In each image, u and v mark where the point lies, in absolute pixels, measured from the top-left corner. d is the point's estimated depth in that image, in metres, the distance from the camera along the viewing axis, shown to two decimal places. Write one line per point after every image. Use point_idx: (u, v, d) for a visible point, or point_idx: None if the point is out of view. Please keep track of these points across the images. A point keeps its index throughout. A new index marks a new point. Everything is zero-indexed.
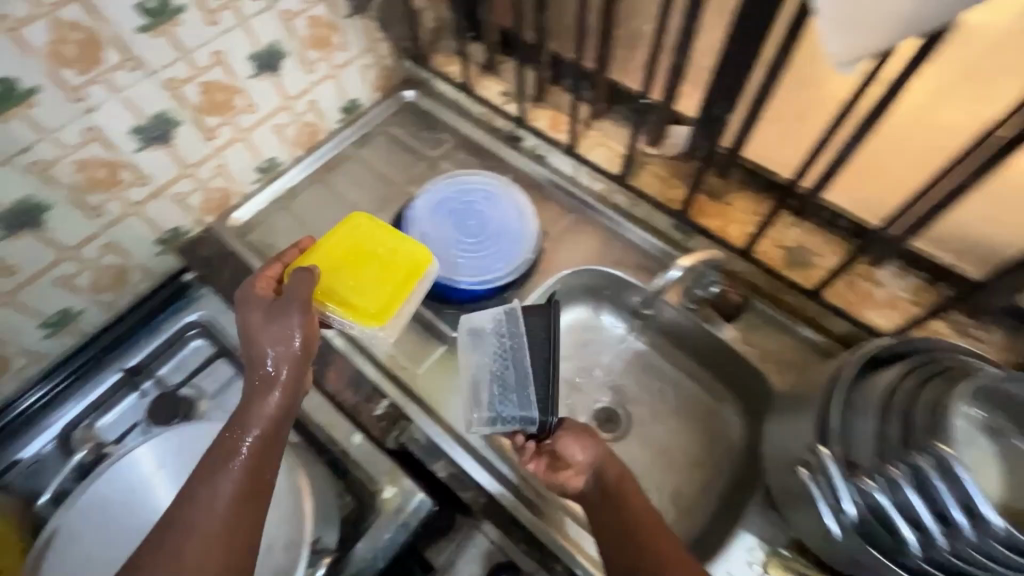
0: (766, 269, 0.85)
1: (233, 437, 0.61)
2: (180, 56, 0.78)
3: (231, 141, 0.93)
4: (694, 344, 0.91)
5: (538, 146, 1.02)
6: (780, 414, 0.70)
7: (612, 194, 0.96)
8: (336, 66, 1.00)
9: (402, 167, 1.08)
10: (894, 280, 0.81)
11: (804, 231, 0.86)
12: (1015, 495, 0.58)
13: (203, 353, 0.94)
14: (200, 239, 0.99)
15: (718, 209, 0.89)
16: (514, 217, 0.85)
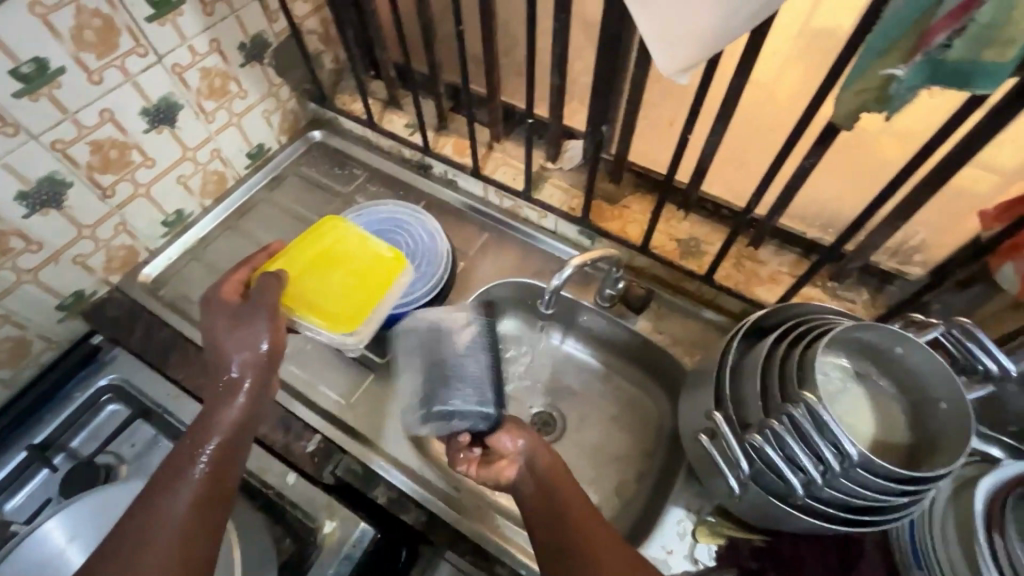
0: (664, 262, 0.92)
1: (197, 443, 0.61)
2: (64, 117, 0.77)
3: (131, 196, 0.92)
4: (612, 339, 0.99)
5: (447, 171, 1.06)
6: (687, 390, 0.76)
7: (521, 209, 1.02)
8: (237, 113, 1.02)
9: (316, 205, 1.10)
10: (774, 257, 0.90)
11: (693, 224, 0.93)
12: (885, 431, 0.68)
13: (120, 417, 0.90)
14: (107, 300, 0.96)
15: (617, 213, 0.96)
16: (425, 238, 0.88)
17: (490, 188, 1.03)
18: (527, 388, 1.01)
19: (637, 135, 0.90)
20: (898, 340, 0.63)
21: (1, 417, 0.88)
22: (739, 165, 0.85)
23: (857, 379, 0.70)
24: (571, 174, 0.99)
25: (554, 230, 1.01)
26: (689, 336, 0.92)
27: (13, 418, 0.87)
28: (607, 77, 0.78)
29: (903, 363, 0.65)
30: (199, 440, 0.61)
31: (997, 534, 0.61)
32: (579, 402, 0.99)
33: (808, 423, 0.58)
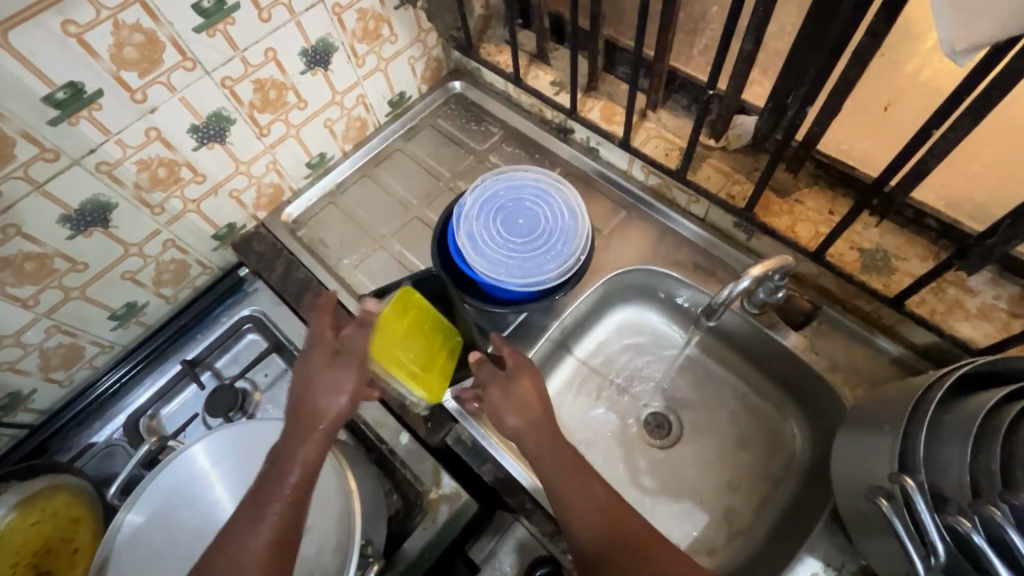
0: (841, 274, 0.77)
1: (276, 481, 0.59)
2: (234, 55, 0.78)
3: (283, 137, 0.94)
4: (753, 350, 0.87)
5: (588, 138, 0.98)
6: (852, 432, 0.65)
7: (670, 190, 0.90)
8: (385, 58, 0.99)
9: (450, 161, 1.06)
10: (989, 288, 0.73)
11: (885, 232, 0.78)
12: None
13: (257, 347, 0.97)
14: (253, 235, 1.01)
15: (785, 207, 0.82)
16: (564, 217, 0.81)
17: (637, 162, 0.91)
18: (645, 385, 0.93)
19: (836, 121, 0.80)
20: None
21: (161, 331, 0.97)
22: (961, 184, 0.73)
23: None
24: (738, 157, 0.85)
25: (703, 218, 0.89)
26: (855, 366, 0.78)
27: (172, 333, 0.97)
28: (822, 45, 0.63)
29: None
30: (275, 481, 0.59)
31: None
32: (702, 411, 0.90)
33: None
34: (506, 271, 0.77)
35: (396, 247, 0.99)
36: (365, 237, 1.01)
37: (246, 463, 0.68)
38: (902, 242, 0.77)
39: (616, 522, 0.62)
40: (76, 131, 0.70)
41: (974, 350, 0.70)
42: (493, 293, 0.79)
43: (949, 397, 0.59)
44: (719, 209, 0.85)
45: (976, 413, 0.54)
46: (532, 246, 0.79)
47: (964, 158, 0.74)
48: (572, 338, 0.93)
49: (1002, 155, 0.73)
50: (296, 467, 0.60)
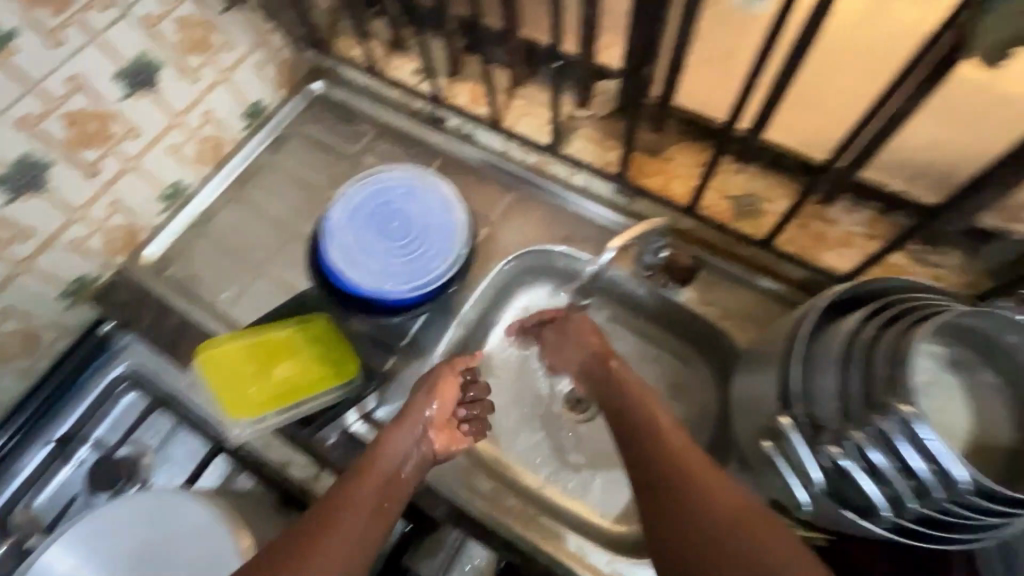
0: (716, 225, 0.80)
1: (352, 508, 0.60)
2: (25, 89, 0.68)
3: (118, 173, 0.84)
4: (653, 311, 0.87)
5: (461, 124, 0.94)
6: (744, 376, 0.66)
7: (549, 164, 0.84)
8: (225, 69, 0.90)
9: (324, 168, 0.99)
10: (848, 216, 0.75)
11: (752, 179, 0.80)
12: (981, 432, 0.60)
13: (138, 408, 0.88)
14: (111, 285, 0.90)
15: (659, 166, 0.83)
16: (439, 211, 0.75)
17: (514, 144, 0.83)
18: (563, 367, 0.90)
19: (691, 69, 0.74)
20: (996, 320, 0.57)
21: (16, 414, 0.86)
22: (818, 108, 0.69)
23: (950, 363, 0.62)
24: (607, 122, 0.84)
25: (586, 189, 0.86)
26: (744, 309, 0.81)
27: (40, 407, 0.86)
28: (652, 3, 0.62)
29: (999, 342, 0.59)
30: (360, 495, 0.61)
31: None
32: None
33: (921, 425, 0.49)
34: (391, 277, 0.71)
35: (276, 270, 0.93)
36: (242, 267, 0.93)
37: (120, 540, 0.67)
38: (768, 182, 0.79)
39: (667, 461, 0.62)
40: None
41: (837, 277, 0.75)
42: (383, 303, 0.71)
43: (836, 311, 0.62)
44: (599, 178, 0.84)
45: (841, 336, 0.59)
46: (412, 246, 0.73)
47: (812, 78, 0.67)
48: (474, 337, 0.84)
49: (845, 54, 0.64)
50: (368, 487, 0.62)
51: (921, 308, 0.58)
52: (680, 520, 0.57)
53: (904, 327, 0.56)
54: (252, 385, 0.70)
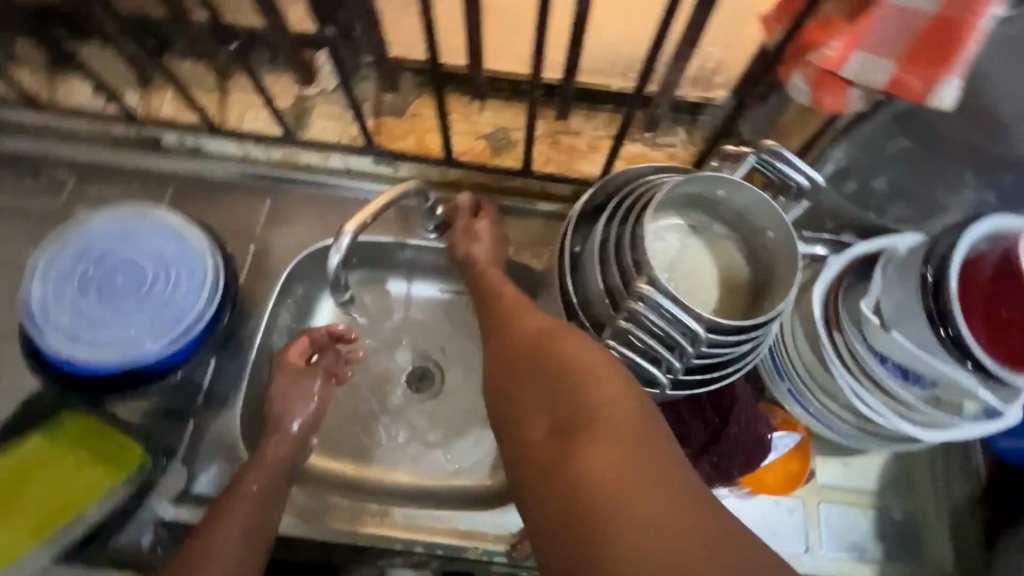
0: (479, 167, 0.72)
1: (245, 496, 0.56)
2: None
3: None
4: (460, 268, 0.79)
5: (183, 138, 0.75)
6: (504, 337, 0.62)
7: (297, 154, 0.75)
8: None
9: (17, 238, 0.73)
10: (587, 122, 0.74)
11: (495, 110, 0.73)
12: (728, 276, 0.60)
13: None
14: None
15: (406, 125, 0.73)
16: (172, 239, 0.61)
17: (249, 143, 0.74)
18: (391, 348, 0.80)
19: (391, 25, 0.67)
20: (717, 184, 0.55)
21: None
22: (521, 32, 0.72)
23: (693, 233, 0.60)
24: (339, 94, 0.74)
25: (347, 168, 0.76)
26: (538, 239, 0.75)
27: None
28: None
29: (729, 205, 0.57)
30: (240, 502, 0.55)
31: (835, 330, 0.58)
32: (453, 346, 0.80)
33: (664, 300, 0.47)
34: (111, 350, 0.57)
35: None
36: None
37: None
38: (509, 110, 0.73)
39: (513, 321, 0.51)
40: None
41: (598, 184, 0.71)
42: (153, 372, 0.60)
43: (576, 234, 0.58)
44: (353, 154, 0.74)
45: (567, 255, 0.56)
46: (140, 300, 0.59)
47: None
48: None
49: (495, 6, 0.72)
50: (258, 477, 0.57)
51: (644, 195, 0.55)
52: (502, 341, 0.50)
53: (626, 228, 0.52)
54: (16, 537, 0.52)
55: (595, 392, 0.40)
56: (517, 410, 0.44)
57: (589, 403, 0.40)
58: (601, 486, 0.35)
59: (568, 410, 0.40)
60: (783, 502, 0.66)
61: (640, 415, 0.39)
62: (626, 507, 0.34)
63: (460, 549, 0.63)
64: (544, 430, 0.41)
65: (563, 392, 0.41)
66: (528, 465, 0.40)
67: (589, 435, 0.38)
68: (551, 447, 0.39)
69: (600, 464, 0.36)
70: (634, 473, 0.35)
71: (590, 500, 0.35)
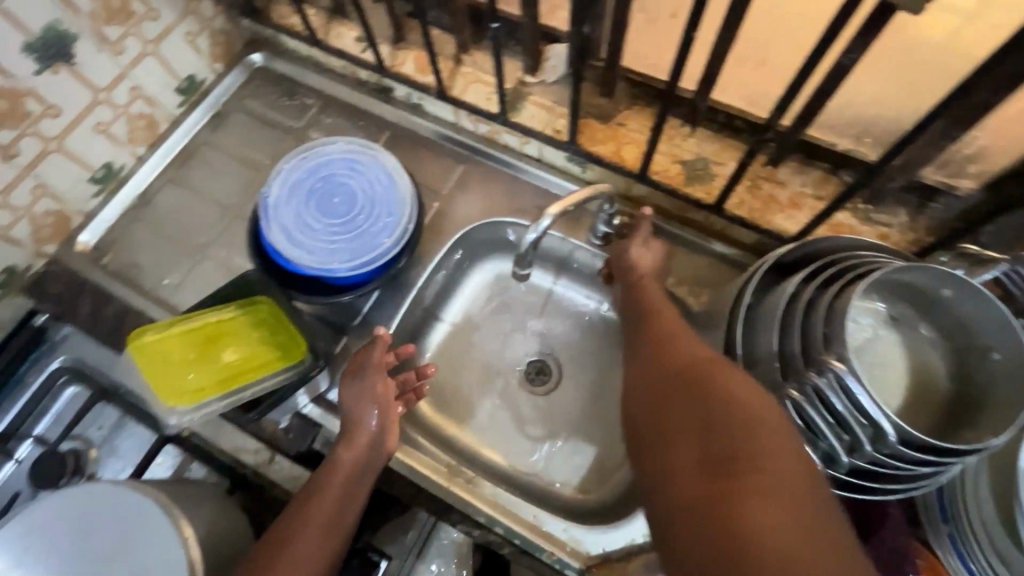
0: (667, 192, 0.71)
1: (322, 502, 0.56)
2: (95, 95, 0.73)
3: (43, 153, 0.71)
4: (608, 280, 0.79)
5: (410, 95, 0.84)
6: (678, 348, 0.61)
7: (499, 134, 0.80)
8: (152, 40, 0.77)
9: (265, 145, 0.87)
10: (796, 176, 0.69)
11: (702, 140, 0.71)
12: (918, 384, 0.53)
13: (82, 400, 0.74)
14: (46, 275, 0.78)
15: (609, 132, 0.74)
16: (385, 180, 0.69)
17: (463, 113, 0.80)
18: (521, 334, 0.83)
19: (631, 34, 0.68)
20: (945, 283, 0.48)
21: None
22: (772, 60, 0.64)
23: (890, 325, 0.54)
24: (557, 88, 0.77)
25: (539, 158, 0.80)
26: (700, 277, 0.73)
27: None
28: None
29: (951, 309, 0.50)
30: (315, 508, 0.55)
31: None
32: (580, 350, 0.82)
33: (854, 386, 0.43)
34: (312, 254, 0.66)
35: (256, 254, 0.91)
36: (183, 249, 0.81)
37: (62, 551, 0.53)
38: (717, 143, 0.71)
39: (665, 347, 0.52)
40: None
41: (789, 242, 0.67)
42: (331, 283, 0.69)
43: (759, 286, 0.55)
44: (550, 148, 0.77)
45: (745, 303, 0.53)
46: (345, 221, 0.68)
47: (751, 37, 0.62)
48: (429, 319, 0.81)
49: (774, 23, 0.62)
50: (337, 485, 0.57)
51: (854, 270, 0.51)
52: (652, 365, 0.51)
53: (821, 296, 0.49)
54: (204, 380, 0.63)
55: (757, 435, 0.40)
56: (664, 436, 0.45)
57: (748, 444, 0.40)
58: (765, 533, 0.35)
59: (725, 451, 0.40)
60: None
61: (804, 475, 0.38)
62: (793, 563, 0.33)
63: (538, 547, 0.63)
64: (693, 461, 0.41)
65: (722, 430, 0.41)
66: (674, 496, 0.41)
67: (748, 483, 0.38)
68: (703, 481, 0.40)
69: (765, 511, 0.36)
70: (796, 533, 0.35)
71: (751, 546, 0.35)
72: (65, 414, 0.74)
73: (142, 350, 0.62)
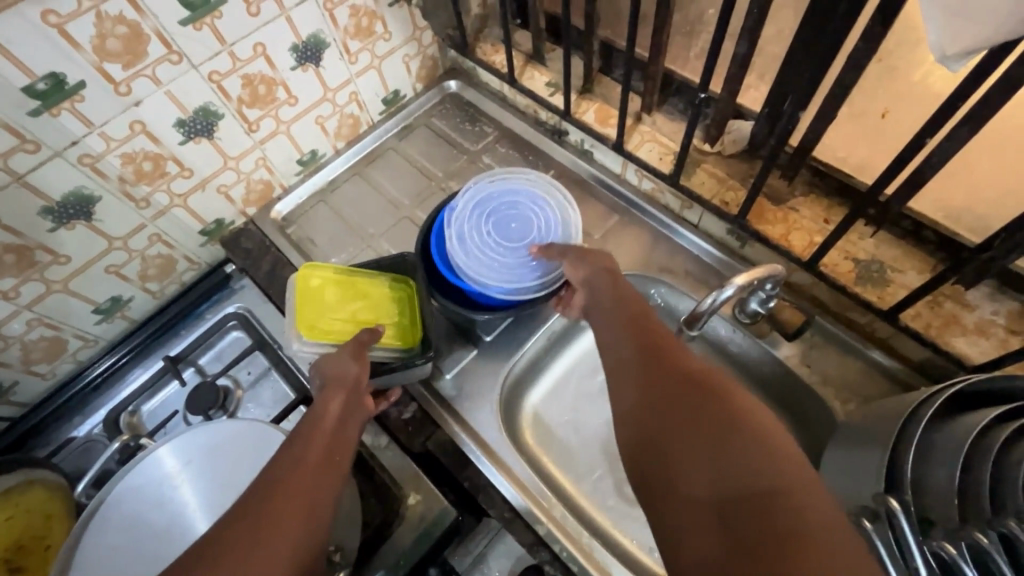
0: (835, 287, 0.68)
1: (311, 449, 0.51)
2: (324, 93, 0.86)
3: (274, 133, 0.83)
4: (743, 359, 0.77)
5: (582, 141, 0.88)
6: (841, 449, 0.57)
7: (662, 194, 0.82)
8: (379, 56, 0.89)
9: (442, 161, 0.96)
10: (986, 303, 0.64)
11: (881, 243, 0.68)
12: None
13: (242, 346, 0.85)
14: (243, 232, 0.90)
15: (780, 214, 0.73)
16: (557, 232, 0.73)
17: (631, 166, 0.83)
18: None
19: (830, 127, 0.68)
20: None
21: (144, 329, 0.86)
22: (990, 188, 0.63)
23: None
24: (733, 162, 0.78)
25: (697, 224, 0.80)
26: (852, 383, 0.68)
27: (151, 332, 0.86)
28: (816, 36, 0.55)
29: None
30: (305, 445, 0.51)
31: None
32: None
33: None
34: (470, 256, 0.71)
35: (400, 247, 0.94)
36: (354, 236, 0.90)
37: (223, 471, 0.59)
38: (900, 251, 0.68)
39: (667, 354, 0.53)
40: (57, 123, 0.62)
41: (971, 370, 0.61)
42: (474, 295, 0.72)
43: (941, 414, 0.50)
44: (713, 217, 0.77)
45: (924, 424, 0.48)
46: (510, 247, 0.72)
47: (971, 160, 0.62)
48: (552, 352, 0.82)
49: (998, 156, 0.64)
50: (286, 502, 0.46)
51: None
52: (654, 369, 0.51)
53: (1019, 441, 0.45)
54: (328, 317, 0.67)
55: (771, 448, 0.42)
56: (671, 442, 0.45)
57: (767, 470, 0.40)
58: (807, 533, 0.36)
59: (755, 477, 0.40)
60: None
61: (821, 500, 0.38)
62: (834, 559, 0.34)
63: None
64: (706, 474, 0.41)
65: (735, 443, 0.42)
66: (692, 535, 0.39)
67: (777, 495, 0.38)
68: (722, 495, 0.40)
69: (807, 516, 0.37)
70: (833, 533, 0.36)
71: (799, 545, 0.35)
72: (224, 354, 0.84)
73: (305, 278, 0.69)
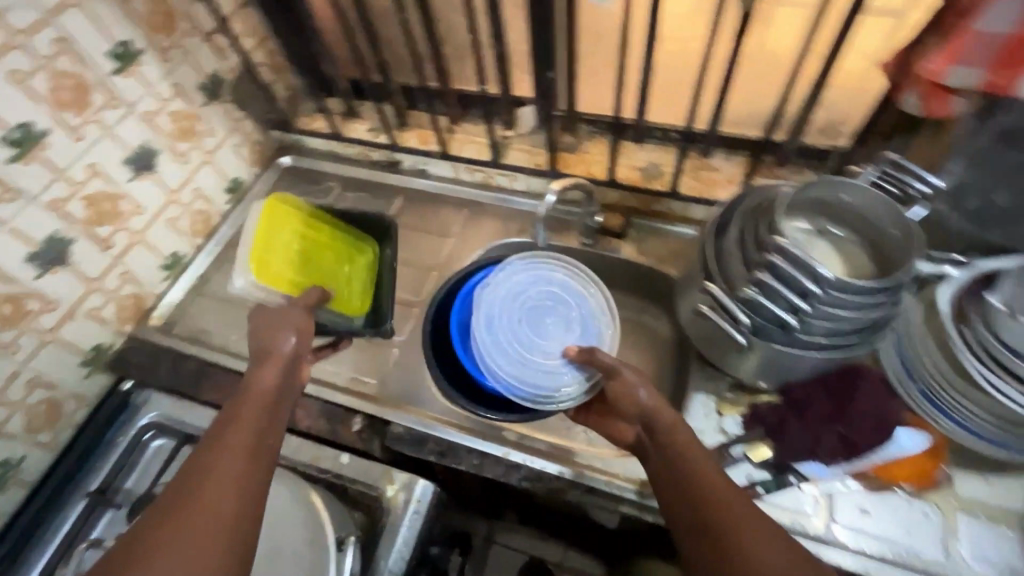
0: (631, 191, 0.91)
1: (232, 440, 0.55)
2: (169, 197, 0.91)
3: (129, 245, 0.86)
4: (602, 274, 0.96)
5: (415, 162, 1.04)
6: (679, 285, 0.76)
7: (493, 177, 1.00)
8: (209, 151, 0.96)
9: None
10: (726, 162, 0.90)
11: (649, 151, 0.93)
12: (852, 270, 0.69)
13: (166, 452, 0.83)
14: (127, 348, 0.89)
15: (578, 158, 0.95)
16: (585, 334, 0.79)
17: (461, 166, 1.01)
18: None
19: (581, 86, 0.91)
20: (844, 189, 0.66)
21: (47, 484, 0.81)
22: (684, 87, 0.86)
23: (820, 235, 0.71)
24: (532, 136, 0.99)
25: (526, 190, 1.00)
26: (674, 252, 0.90)
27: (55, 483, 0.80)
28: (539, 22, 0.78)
29: (856, 209, 0.68)
30: (230, 434, 0.55)
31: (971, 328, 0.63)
32: None
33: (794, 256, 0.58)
34: (498, 342, 0.79)
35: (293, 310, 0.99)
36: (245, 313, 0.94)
37: None
38: (661, 151, 0.93)
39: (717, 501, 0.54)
40: None
41: None
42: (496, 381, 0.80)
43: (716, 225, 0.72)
44: (536, 178, 0.97)
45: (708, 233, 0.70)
46: (537, 344, 0.78)
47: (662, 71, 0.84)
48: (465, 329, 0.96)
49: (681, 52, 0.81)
50: (216, 488, 0.50)
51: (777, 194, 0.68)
52: (708, 514, 0.53)
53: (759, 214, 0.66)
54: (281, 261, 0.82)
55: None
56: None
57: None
58: None
59: None
60: (917, 505, 0.67)
61: None
62: None
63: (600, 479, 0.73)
64: None
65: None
66: None
67: None
68: None
69: None
70: None
71: None
72: (151, 467, 0.82)
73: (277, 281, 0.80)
